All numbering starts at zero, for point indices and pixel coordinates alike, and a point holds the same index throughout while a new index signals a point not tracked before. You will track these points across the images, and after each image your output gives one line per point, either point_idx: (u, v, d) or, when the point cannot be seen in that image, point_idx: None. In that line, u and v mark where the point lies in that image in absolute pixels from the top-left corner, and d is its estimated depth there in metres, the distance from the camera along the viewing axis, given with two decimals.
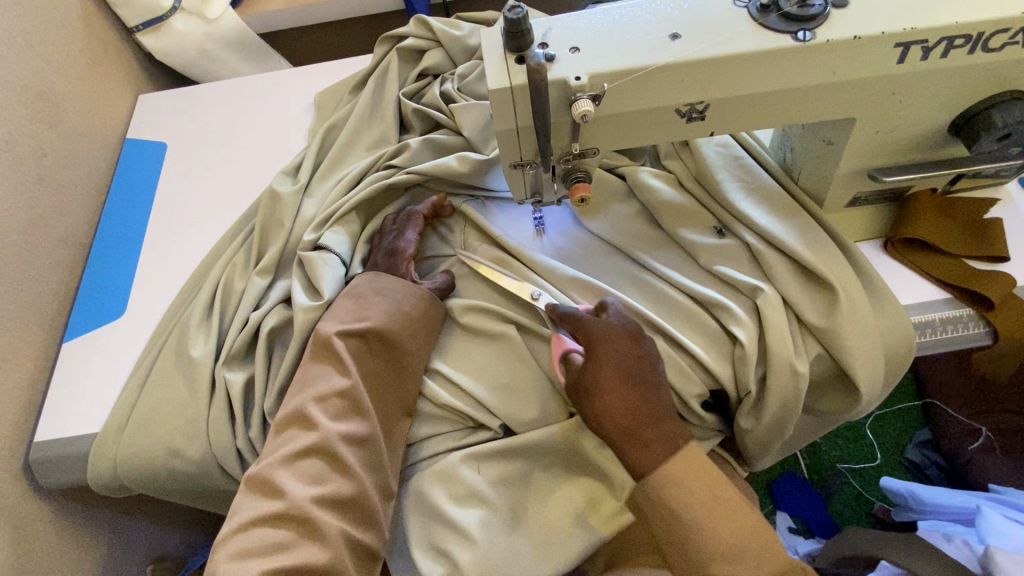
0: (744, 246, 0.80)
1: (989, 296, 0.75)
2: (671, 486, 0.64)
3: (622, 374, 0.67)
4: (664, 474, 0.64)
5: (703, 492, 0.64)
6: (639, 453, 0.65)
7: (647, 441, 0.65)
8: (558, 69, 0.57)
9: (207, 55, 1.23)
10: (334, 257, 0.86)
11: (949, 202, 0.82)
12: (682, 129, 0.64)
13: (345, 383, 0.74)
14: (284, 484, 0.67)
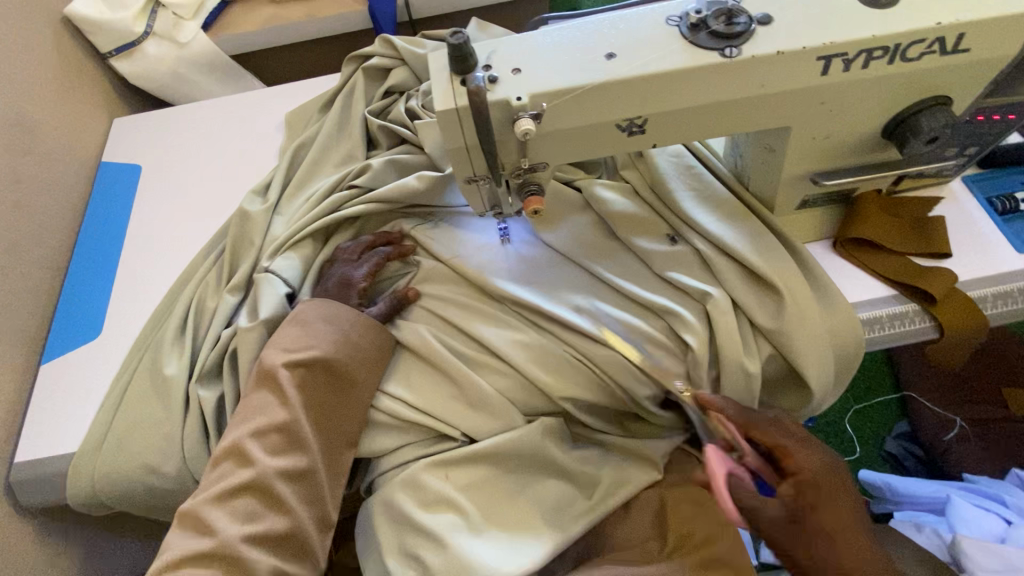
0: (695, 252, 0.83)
1: (931, 291, 0.78)
2: None
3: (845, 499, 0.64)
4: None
5: None
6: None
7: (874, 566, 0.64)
8: (501, 90, 0.60)
9: (181, 78, 1.26)
10: (278, 279, 0.89)
11: (894, 202, 0.85)
12: (625, 142, 0.66)
13: (284, 416, 0.77)
14: (217, 522, 0.70)
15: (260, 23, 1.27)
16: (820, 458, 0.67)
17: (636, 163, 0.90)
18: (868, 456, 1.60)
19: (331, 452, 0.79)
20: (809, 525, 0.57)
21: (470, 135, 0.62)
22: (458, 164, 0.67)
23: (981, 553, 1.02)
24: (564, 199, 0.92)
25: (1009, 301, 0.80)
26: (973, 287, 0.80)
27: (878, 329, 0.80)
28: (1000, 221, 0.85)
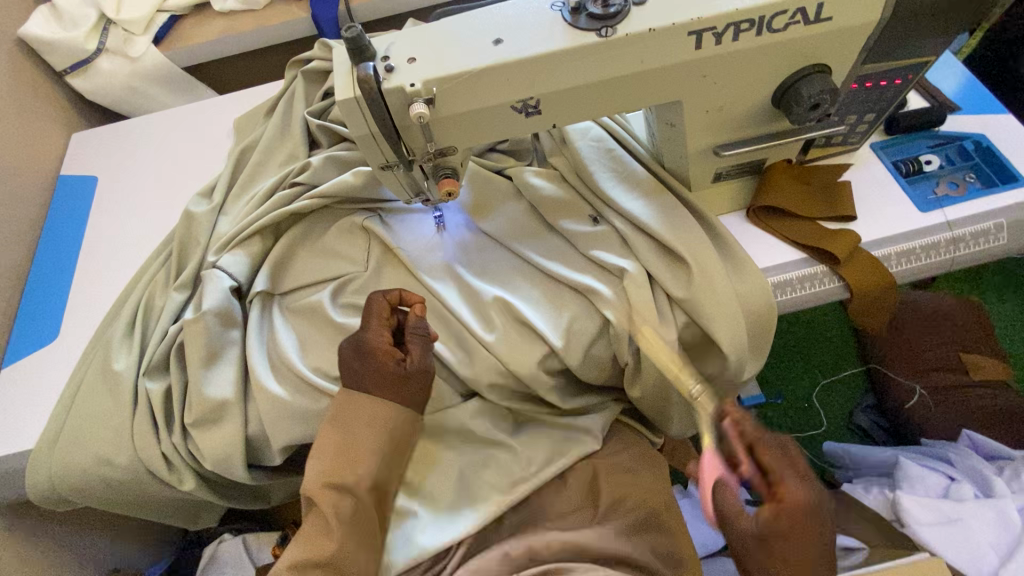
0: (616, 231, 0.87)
1: (835, 253, 0.82)
2: None
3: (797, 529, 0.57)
4: None
5: None
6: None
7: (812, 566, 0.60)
8: (397, 78, 0.64)
9: (135, 91, 1.31)
10: (222, 274, 0.91)
11: (805, 171, 0.89)
12: (525, 123, 0.71)
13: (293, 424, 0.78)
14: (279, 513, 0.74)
15: (210, 34, 1.31)
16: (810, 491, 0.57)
17: (562, 150, 0.93)
18: (835, 429, 1.64)
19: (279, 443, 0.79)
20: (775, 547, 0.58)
21: (373, 123, 0.66)
22: (369, 151, 0.71)
23: (920, 507, 1.05)
24: (494, 187, 0.96)
25: (913, 258, 0.84)
26: (878, 246, 0.84)
27: (789, 292, 0.85)
28: (905, 182, 0.89)
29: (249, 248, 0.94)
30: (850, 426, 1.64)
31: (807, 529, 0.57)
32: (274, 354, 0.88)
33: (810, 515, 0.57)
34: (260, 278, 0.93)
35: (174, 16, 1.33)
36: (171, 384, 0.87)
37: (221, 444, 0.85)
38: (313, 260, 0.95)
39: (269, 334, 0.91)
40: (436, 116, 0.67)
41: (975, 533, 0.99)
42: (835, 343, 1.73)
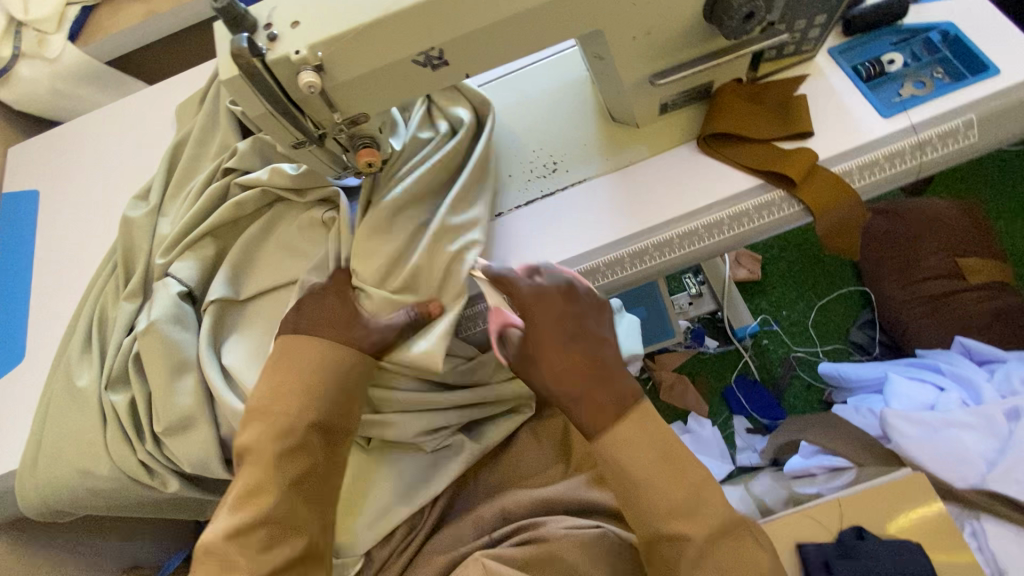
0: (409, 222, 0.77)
1: (790, 175, 0.78)
2: (624, 454, 0.64)
3: (555, 330, 0.67)
4: (618, 439, 0.64)
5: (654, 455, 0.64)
6: (592, 414, 0.65)
7: (584, 374, 0.66)
8: (280, 47, 0.59)
9: (62, 94, 1.25)
10: (174, 282, 0.89)
11: (759, 88, 0.83)
12: (432, 76, 0.65)
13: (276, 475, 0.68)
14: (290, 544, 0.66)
15: (127, 21, 1.24)
16: (543, 289, 0.68)
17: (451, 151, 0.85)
18: (832, 350, 1.61)
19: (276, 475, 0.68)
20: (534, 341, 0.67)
21: (265, 100, 0.61)
22: (273, 130, 0.66)
23: (907, 423, 1.02)
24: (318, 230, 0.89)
25: (877, 169, 0.78)
26: (837, 162, 0.79)
27: (644, 263, 0.81)
28: (866, 87, 0.82)
29: (194, 249, 0.91)
30: (848, 345, 1.60)
31: (562, 325, 0.67)
32: (229, 356, 0.86)
33: (579, 301, 0.69)
34: (214, 283, 0.89)
35: (87, 8, 1.25)
36: (134, 396, 0.86)
37: (195, 445, 0.86)
38: (262, 253, 0.92)
39: (236, 343, 0.88)
40: (331, 84, 0.62)
41: (964, 443, 0.99)
42: (828, 263, 1.67)
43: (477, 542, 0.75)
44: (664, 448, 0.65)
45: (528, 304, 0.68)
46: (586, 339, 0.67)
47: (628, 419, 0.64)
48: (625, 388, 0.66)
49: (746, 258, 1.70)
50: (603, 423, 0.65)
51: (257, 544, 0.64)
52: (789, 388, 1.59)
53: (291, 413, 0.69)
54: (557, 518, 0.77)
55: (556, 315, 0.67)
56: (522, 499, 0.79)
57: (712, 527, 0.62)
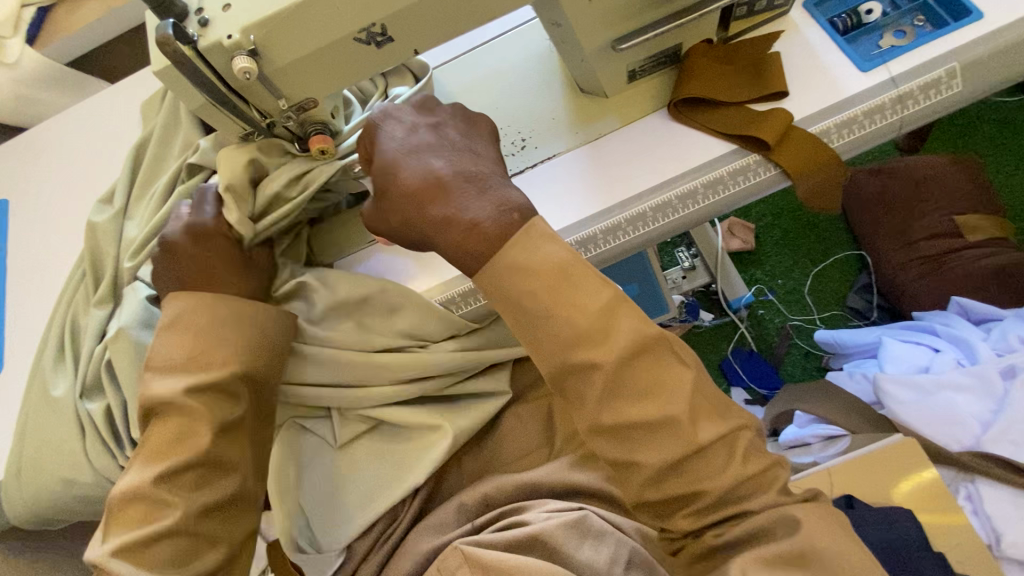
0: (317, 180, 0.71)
1: (764, 138, 0.74)
2: (511, 275, 0.60)
3: (409, 142, 0.65)
4: (500, 259, 0.60)
5: (547, 281, 0.59)
6: (466, 231, 0.61)
7: (452, 185, 0.63)
8: (212, 32, 0.56)
9: (26, 99, 1.22)
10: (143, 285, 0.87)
11: (731, 48, 0.78)
12: (378, 54, 0.62)
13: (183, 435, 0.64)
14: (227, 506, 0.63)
15: (85, 19, 1.20)
16: (392, 114, 0.68)
17: None
18: (830, 317, 1.58)
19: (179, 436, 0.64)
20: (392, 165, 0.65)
21: (202, 91, 0.59)
22: (216, 120, 0.64)
23: (898, 387, 1.01)
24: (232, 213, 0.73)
25: (856, 127, 0.75)
26: (814, 121, 0.75)
27: (617, 239, 0.78)
28: (843, 41, 0.78)
29: None
30: (845, 310, 1.57)
31: (420, 142, 0.66)
32: None
33: (439, 112, 0.70)
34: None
35: (43, 8, 1.21)
36: (110, 403, 0.85)
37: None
38: None
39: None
40: (270, 68, 0.59)
41: (957, 406, 0.97)
42: (823, 228, 1.63)
43: (459, 530, 0.74)
44: (558, 262, 0.59)
45: (377, 131, 0.67)
46: (452, 149, 0.66)
47: (515, 232, 0.61)
48: (508, 201, 0.63)
49: (739, 228, 1.66)
50: (483, 243, 0.61)
51: (188, 484, 0.63)
52: (787, 356, 1.57)
53: (213, 362, 0.66)
54: (539, 503, 0.75)
55: (408, 127, 0.67)
56: (505, 484, 0.78)
57: (626, 347, 0.57)
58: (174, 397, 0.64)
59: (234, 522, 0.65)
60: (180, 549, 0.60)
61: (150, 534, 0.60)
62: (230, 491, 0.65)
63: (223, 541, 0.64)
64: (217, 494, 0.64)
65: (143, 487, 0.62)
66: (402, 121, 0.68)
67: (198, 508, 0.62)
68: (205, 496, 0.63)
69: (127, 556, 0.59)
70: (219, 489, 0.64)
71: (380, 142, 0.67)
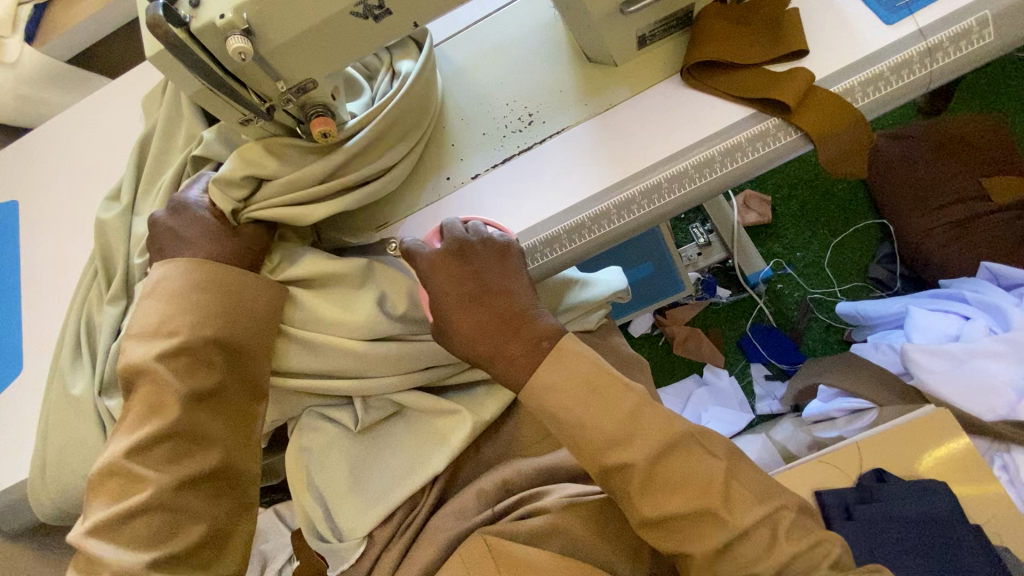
0: (308, 171, 0.71)
1: (785, 100, 0.70)
2: (546, 394, 0.62)
3: (460, 295, 0.66)
4: (537, 383, 0.63)
5: (580, 393, 0.61)
6: (507, 368, 0.64)
7: (499, 336, 0.65)
8: (204, 13, 0.54)
9: (29, 99, 1.21)
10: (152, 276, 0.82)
11: (746, 6, 0.74)
12: (376, 29, 0.59)
13: (169, 420, 0.63)
14: (207, 490, 0.65)
15: (81, 14, 1.18)
16: (439, 261, 0.67)
17: (421, 110, 0.79)
18: (851, 289, 1.53)
19: (159, 402, 0.64)
20: (443, 314, 0.66)
21: (198, 77, 0.57)
22: (216, 107, 0.62)
23: (928, 356, 0.97)
24: (233, 196, 0.71)
25: (884, 83, 0.71)
26: (836, 80, 0.71)
27: (632, 214, 0.75)
28: None
29: None
30: (867, 282, 1.52)
31: (466, 287, 0.66)
32: None
33: (474, 256, 0.67)
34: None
35: (40, 4, 1.19)
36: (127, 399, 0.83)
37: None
38: None
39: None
40: (266, 49, 0.57)
41: (991, 374, 0.94)
42: (842, 198, 1.57)
43: (479, 517, 0.73)
44: (585, 377, 0.62)
45: (427, 280, 0.67)
46: (493, 301, 0.66)
47: (546, 361, 0.63)
48: (539, 334, 0.64)
49: (755, 200, 1.61)
50: (519, 377, 0.64)
51: (163, 457, 0.63)
52: (807, 330, 1.53)
53: (180, 326, 0.66)
54: (558, 489, 0.74)
55: (457, 279, 0.66)
56: (524, 469, 0.77)
57: (656, 444, 0.59)
58: (146, 364, 0.64)
59: (215, 499, 0.65)
60: (158, 524, 0.60)
61: (126, 509, 0.60)
62: (209, 465, 0.65)
63: (202, 519, 0.63)
64: (191, 469, 0.63)
65: (115, 462, 0.62)
66: (446, 271, 0.67)
67: (172, 482, 0.62)
68: (181, 469, 0.63)
69: (103, 534, 0.59)
70: (194, 463, 0.64)
71: (430, 290, 0.67)
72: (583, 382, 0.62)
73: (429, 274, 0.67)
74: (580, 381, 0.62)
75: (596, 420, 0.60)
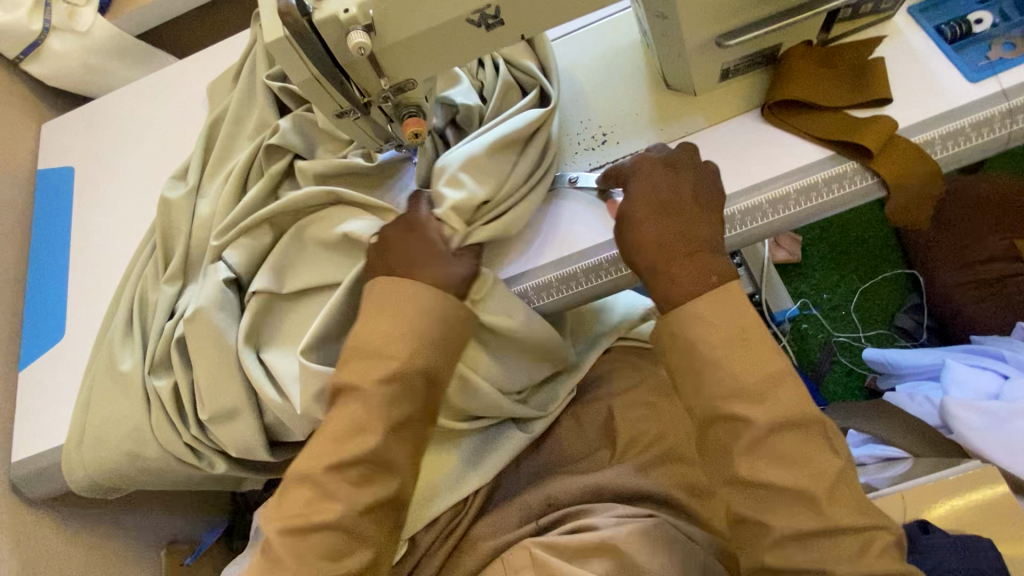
0: (487, 162, 0.75)
1: (866, 145, 0.72)
2: (693, 321, 0.58)
3: (657, 199, 0.64)
4: (692, 307, 0.59)
5: (727, 331, 0.57)
6: (670, 281, 0.60)
7: (678, 249, 0.61)
8: (328, 5, 0.55)
9: (94, 69, 1.22)
10: (223, 266, 0.80)
11: (830, 52, 0.76)
12: (486, 37, 0.61)
13: None
14: None
15: None
16: (655, 163, 0.66)
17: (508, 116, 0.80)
18: (875, 335, 1.54)
19: None
20: (630, 210, 0.64)
21: (312, 63, 0.58)
22: (318, 98, 0.62)
23: (967, 411, 0.98)
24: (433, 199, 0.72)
25: (962, 139, 0.72)
26: (917, 131, 0.73)
27: None
28: (950, 50, 0.75)
29: (249, 234, 0.81)
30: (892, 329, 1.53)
31: (671, 191, 0.64)
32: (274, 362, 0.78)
33: (684, 170, 0.66)
34: (263, 270, 0.79)
35: None
36: (177, 381, 0.81)
37: (250, 435, 0.81)
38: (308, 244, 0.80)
39: (280, 343, 0.81)
40: (381, 46, 0.58)
41: None
42: (874, 247, 1.58)
43: (525, 529, 0.73)
44: (738, 326, 0.58)
45: (636, 175, 0.67)
46: (686, 214, 0.63)
47: (710, 291, 0.59)
48: (712, 264, 0.60)
49: (787, 240, 1.62)
50: (678, 297, 0.60)
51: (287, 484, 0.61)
52: (829, 373, 1.53)
53: None
54: (611, 505, 0.74)
55: (660, 182, 0.65)
56: (570, 485, 0.77)
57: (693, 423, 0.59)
58: None
59: None
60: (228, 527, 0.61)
61: None
62: None
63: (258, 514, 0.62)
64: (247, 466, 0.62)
65: None
66: (647, 174, 0.66)
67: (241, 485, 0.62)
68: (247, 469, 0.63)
69: None
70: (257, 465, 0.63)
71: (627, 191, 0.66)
72: (737, 321, 0.58)
73: (637, 172, 0.67)
74: (730, 329, 0.57)
75: (733, 369, 0.56)
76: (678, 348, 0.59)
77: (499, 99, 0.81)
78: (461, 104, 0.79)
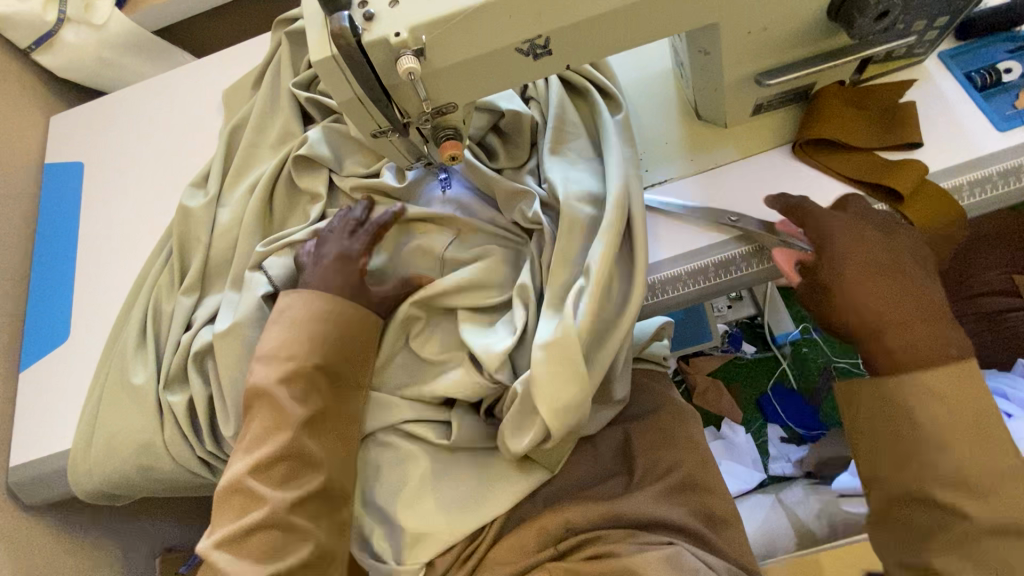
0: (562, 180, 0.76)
1: (896, 188, 0.72)
2: (924, 396, 0.57)
3: (874, 261, 0.61)
4: (920, 385, 0.57)
5: (960, 408, 0.56)
6: (897, 352, 0.58)
7: (908, 322, 0.59)
8: (378, 28, 0.54)
9: (107, 63, 1.19)
10: (262, 278, 0.80)
11: (861, 93, 0.77)
12: (533, 66, 0.60)
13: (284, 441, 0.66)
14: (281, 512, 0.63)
15: None
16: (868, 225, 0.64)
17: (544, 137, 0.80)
18: None
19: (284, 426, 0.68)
20: (846, 270, 0.62)
21: (357, 84, 0.57)
22: (358, 118, 0.62)
23: None
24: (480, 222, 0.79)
25: (989, 186, 0.73)
26: (945, 177, 0.74)
27: (729, 275, 0.75)
28: (980, 97, 0.76)
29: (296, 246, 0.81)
30: None
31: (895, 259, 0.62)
32: None
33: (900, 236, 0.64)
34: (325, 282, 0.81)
35: None
36: (194, 397, 0.80)
37: None
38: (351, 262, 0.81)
39: None
40: (429, 71, 0.57)
41: None
42: None
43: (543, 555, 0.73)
44: (973, 413, 0.56)
45: (853, 231, 0.63)
46: (910, 280, 0.61)
47: (953, 370, 0.57)
48: (948, 335, 0.58)
49: None
50: (912, 368, 0.58)
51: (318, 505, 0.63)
52: None
53: None
54: (628, 534, 0.74)
55: (879, 244, 0.62)
56: (588, 512, 0.76)
57: None
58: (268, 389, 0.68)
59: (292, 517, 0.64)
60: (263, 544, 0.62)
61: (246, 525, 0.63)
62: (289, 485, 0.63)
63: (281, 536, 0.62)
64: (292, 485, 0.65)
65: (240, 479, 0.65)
66: (864, 234, 0.63)
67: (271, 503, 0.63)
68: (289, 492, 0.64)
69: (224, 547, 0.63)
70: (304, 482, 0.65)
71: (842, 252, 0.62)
72: (971, 396, 0.56)
73: (856, 233, 0.63)
74: (964, 412, 0.56)
75: (957, 451, 0.55)
76: (893, 423, 0.57)
77: (558, 105, 0.81)
78: (509, 110, 0.80)
